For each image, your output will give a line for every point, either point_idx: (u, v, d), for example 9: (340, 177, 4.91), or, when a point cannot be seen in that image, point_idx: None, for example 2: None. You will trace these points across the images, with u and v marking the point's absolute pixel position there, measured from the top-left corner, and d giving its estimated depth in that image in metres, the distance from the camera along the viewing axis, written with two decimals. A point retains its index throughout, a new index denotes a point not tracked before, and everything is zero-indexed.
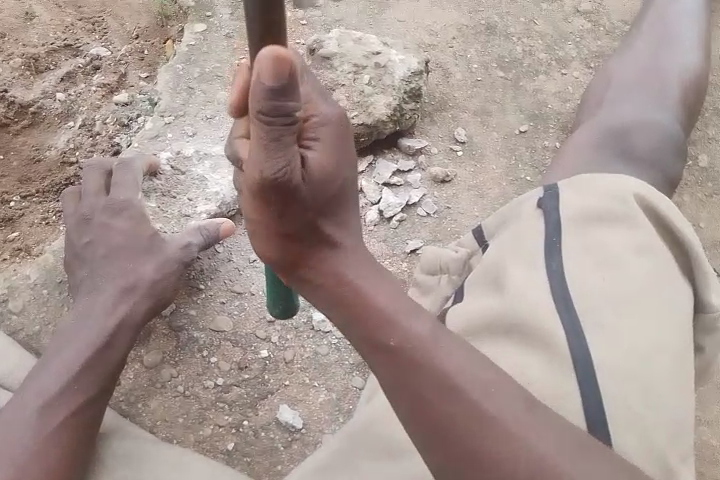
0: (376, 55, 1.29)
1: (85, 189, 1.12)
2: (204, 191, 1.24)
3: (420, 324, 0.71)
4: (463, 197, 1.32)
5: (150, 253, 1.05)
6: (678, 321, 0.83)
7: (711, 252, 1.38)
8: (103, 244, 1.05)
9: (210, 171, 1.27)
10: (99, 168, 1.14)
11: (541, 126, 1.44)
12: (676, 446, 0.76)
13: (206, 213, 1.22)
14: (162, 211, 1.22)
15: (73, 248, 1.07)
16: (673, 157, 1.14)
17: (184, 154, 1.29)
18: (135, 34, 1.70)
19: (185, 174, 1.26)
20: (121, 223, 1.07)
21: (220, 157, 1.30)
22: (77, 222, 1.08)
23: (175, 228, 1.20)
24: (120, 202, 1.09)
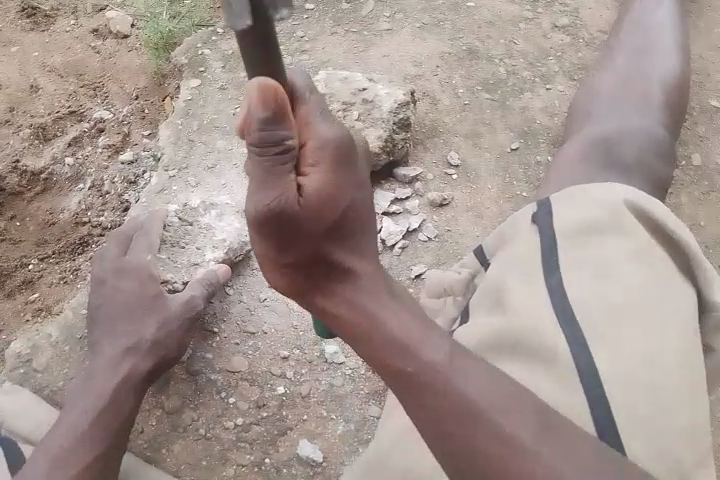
0: (362, 91, 1.34)
1: (105, 252, 1.19)
2: (211, 239, 1.22)
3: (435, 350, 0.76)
4: (463, 218, 1.35)
5: (153, 310, 1.12)
6: (683, 322, 0.83)
7: (712, 248, 1.40)
8: (110, 304, 1.13)
9: (217, 219, 1.26)
10: (118, 235, 1.20)
11: (531, 141, 1.48)
12: (694, 448, 0.77)
13: (213, 260, 1.20)
14: (169, 265, 1.20)
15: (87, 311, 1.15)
16: (660, 161, 1.17)
17: (191, 205, 1.27)
18: (135, 94, 1.78)
19: (192, 223, 1.25)
20: (130, 284, 1.14)
21: (224, 207, 1.28)
22: (94, 285, 1.16)
23: (184, 277, 1.19)
24: (132, 266, 1.15)
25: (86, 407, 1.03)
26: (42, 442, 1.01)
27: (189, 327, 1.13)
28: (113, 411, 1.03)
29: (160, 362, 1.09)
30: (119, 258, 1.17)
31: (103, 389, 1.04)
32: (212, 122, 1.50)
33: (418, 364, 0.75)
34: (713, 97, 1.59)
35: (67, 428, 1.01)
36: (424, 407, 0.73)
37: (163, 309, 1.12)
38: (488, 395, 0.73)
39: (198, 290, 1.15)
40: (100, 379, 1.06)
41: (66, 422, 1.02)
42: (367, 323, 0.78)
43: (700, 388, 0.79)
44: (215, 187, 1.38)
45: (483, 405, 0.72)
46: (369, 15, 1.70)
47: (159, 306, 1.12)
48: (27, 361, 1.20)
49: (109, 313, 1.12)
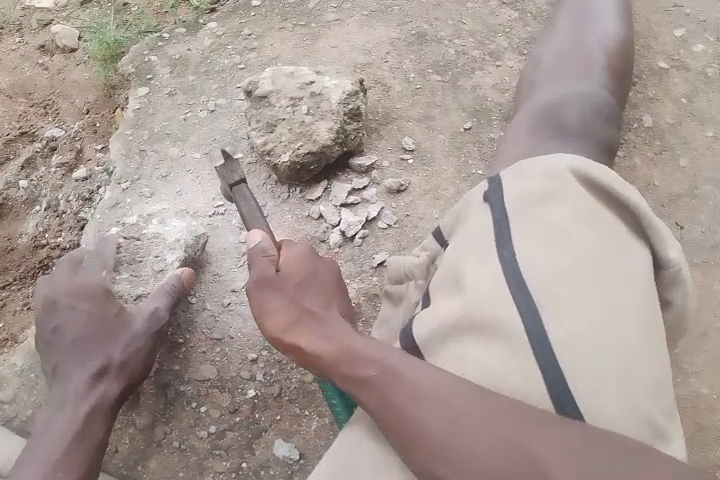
0: (310, 84, 1.33)
1: (60, 274, 1.14)
2: (165, 243, 1.25)
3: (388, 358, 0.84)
4: (422, 202, 1.35)
5: (120, 331, 1.10)
6: (635, 281, 0.84)
7: (669, 208, 1.41)
8: (69, 333, 1.10)
9: (161, 227, 1.29)
10: (70, 257, 1.16)
11: (484, 119, 1.48)
12: (655, 405, 0.77)
13: (175, 261, 1.21)
14: (136, 281, 1.22)
15: (42, 337, 1.11)
16: (606, 126, 1.18)
17: (130, 222, 1.31)
18: (85, 109, 1.74)
19: (140, 237, 1.27)
20: (88, 306, 1.11)
21: (164, 214, 1.32)
22: (47, 309, 1.12)
23: (153, 286, 1.21)
24: (88, 287, 1.12)
25: (54, 436, 1.02)
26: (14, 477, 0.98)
27: (156, 345, 1.11)
28: (82, 435, 1.02)
29: (131, 382, 1.08)
30: (76, 280, 1.13)
31: (70, 419, 1.03)
32: (163, 130, 1.48)
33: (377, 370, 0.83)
34: (661, 58, 1.61)
35: (36, 462, 0.99)
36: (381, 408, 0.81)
37: (127, 329, 1.10)
38: (433, 385, 0.79)
39: (162, 301, 1.13)
40: (68, 411, 1.04)
41: (34, 458, 1.00)
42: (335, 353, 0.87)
43: (657, 342, 0.81)
44: (169, 196, 1.36)
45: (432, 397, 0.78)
46: (315, 7, 1.68)
47: (121, 326, 1.10)
48: None
49: (69, 342, 1.09)
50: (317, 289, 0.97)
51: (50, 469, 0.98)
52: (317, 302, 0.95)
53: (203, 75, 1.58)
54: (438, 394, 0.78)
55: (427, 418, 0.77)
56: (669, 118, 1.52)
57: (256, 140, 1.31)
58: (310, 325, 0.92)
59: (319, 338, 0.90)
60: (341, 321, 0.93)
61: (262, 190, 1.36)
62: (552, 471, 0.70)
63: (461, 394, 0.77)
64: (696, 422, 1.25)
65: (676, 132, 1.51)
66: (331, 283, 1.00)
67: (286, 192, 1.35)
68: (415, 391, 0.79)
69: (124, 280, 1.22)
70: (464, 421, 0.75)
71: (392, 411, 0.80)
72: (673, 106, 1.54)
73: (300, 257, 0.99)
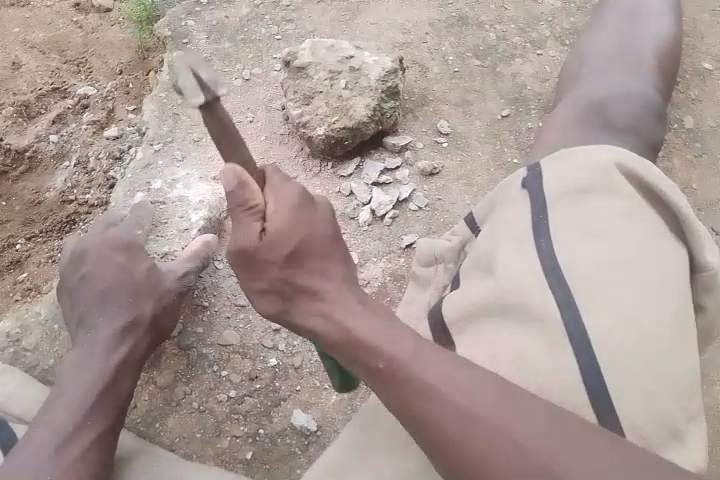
0: (349, 59, 1.32)
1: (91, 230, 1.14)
2: (189, 205, 1.28)
3: (403, 345, 0.73)
4: (454, 187, 1.34)
5: (151, 289, 1.09)
6: (673, 281, 0.83)
7: (704, 212, 1.39)
8: (97, 285, 1.08)
9: (185, 188, 1.31)
10: (102, 217, 1.17)
11: (522, 108, 1.46)
12: (682, 403, 0.77)
13: (201, 220, 1.26)
14: (162, 241, 1.24)
15: (70, 288, 1.09)
16: (651, 123, 1.16)
17: (155, 188, 1.32)
18: (119, 69, 1.74)
19: (165, 201, 1.30)
20: (121, 258, 1.10)
21: (189, 179, 1.33)
22: (75, 262, 1.11)
23: (179, 244, 1.24)
24: (123, 240, 1.13)
25: (78, 384, 1.00)
26: (36, 425, 0.96)
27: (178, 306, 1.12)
28: (113, 389, 1.01)
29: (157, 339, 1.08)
30: (108, 235, 1.13)
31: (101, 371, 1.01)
32: None
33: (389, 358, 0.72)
34: (706, 60, 1.57)
35: (62, 411, 0.97)
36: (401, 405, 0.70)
37: (160, 283, 1.10)
38: (453, 379, 0.69)
39: (191, 263, 1.14)
40: (96, 362, 1.02)
41: (59, 405, 0.98)
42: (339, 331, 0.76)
43: (690, 346, 0.79)
44: (202, 161, 1.36)
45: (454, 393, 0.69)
46: None
47: (157, 280, 1.10)
48: (15, 341, 1.19)
49: (98, 294, 1.08)
50: (315, 260, 0.78)
51: (79, 420, 0.97)
52: (315, 260, 0.78)
53: (241, 42, 1.57)
54: (451, 387, 0.69)
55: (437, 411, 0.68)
56: (710, 121, 1.49)
57: (292, 112, 1.31)
58: (308, 295, 0.78)
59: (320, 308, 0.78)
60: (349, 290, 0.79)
61: (294, 162, 1.35)
62: None
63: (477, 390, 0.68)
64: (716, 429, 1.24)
65: (717, 135, 1.48)
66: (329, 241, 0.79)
67: (318, 166, 1.34)
68: (425, 384, 0.70)
69: (152, 243, 1.24)
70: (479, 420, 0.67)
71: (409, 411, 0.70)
72: (714, 109, 1.51)
73: (283, 204, 0.77)
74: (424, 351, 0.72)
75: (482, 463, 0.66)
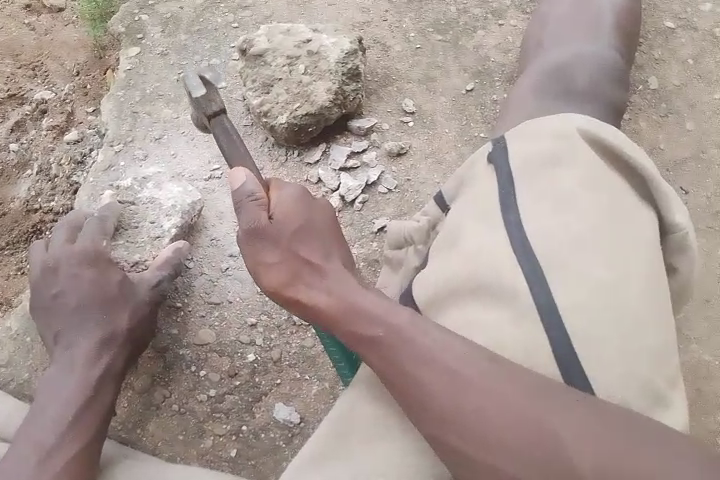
0: (307, 42, 1.29)
1: (56, 237, 1.09)
2: (163, 209, 1.19)
3: (399, 317, 0.77)
4: (422, 166, 1.33)
5: (125, 300, 1.06)
6: (643, 245, 0.82)
7: (673, 173, 1.39)
8: (63, 301, 1.05)
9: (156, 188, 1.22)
10: (67, 223, 1.11)
11: (487, 81, 1.44)
12: (660, 367, 0.76)
13: (173, 228, 1.17)
14: (132, 248, 1.16)
15: (41, 300, 1.06)
16: (614, 87, 1.15)
17: (124, 186, 1.24)
18: (76, 70, 1.69)
19: (134, 202, 1.20)
20: (89, 272, 1.06)
21: (160, 177, 1.28)
22: (42, 273, 1.07)
23: (151, 253, 1.16)
24: (89, 253, 1.07)
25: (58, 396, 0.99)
26: (19, 441, 0.96)
27: (153, 314, 1.10)
28: (91, 401, 1.00)
29: (134, 351, 1.07)
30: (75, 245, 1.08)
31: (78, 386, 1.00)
32: (155, 92, 1.43)
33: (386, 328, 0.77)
34: (668, 18, 1.56)
35: (43, 430, 0.96)
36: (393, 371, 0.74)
37: (132, 297, 1.07)
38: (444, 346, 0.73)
39: (163, 273, 1.11)
40: (75, 377, 1.00)
41: (40, 421, 0.97)
42: (338, 307, 0.81)
43: (663, 309, 0.79)
44: (165, 158, 1.33)
45: (444, 357, 0.72)
46: None
47: (127, 294, 1.07)
48: None
49: (65, 309, 1.05)
50: (317, 239, 0.87)
51: (59, 435, 0.95)
52: (318, 253, 0.86)
53: (196, 34, 1.52)
54: (449, 359, 0.72)
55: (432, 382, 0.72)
56: (675, 80, 1.49)
57: (252, 101, 1.27)
58: (312, 278, 0.84)
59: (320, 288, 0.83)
60: (346, 274, 0.85)
61: (259, 154, 1.32)
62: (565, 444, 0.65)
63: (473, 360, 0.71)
64: (695, 386, 1.26)
65: (682, 94, 1.47)
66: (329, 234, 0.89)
67: (283, 155, 1.32)
68: (426, 356, 0.73)
69: (120, 247, 1.16)
70: (473, 389, 0.70)
71: (399, 377, 0.74)
72: (678, 67, 1.50)
73: (294, 204, 0.88)
74: (419, 322, 0.76)
75: (468, 423, 0.69)
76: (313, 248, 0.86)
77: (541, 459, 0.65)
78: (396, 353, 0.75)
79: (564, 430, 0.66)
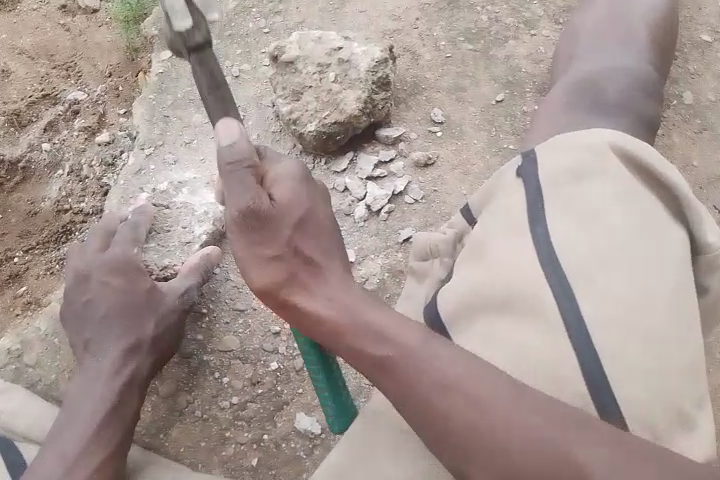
0: (337, 50, 1.28)
1: (89, 244, 1.12)
2: (194, 214, 1.23)
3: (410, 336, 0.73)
4: (449, 177, 1.32)
5: (153, 309, 1.08)
6: (673, 264, 0.80)
7: (707, 189, 1.36)
8: (92, 311, 1.07)
9: (189, 194, 1.26)
10: (101, 229, 1.13)
11: (517, 91, 1.43)
12: (688, 392, 0.74)
13: (205, 234, 1.20)
14: (164, 253, 1.18)
15: (72, 306, 1.08)
16: (650, 103, 1.12)
17: (161, 190, 1.27)
18: (108, 72, 1.72)
19: (168, 206, 1.24)
20: (120, 282, 1.08)
21: (194, 182, 1.29)
22: (74, 282, 1.09)
23: (180, 258, 1.18)
24: (119, 263, 1.09)
25: (83, 404, 1.01)
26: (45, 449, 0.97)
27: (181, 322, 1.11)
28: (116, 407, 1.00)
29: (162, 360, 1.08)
30: (106, 252, 1.11)
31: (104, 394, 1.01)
32: (186, 97, 1.44)
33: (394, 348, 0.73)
34: (705, 30, 1.52)
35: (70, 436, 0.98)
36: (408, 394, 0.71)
37: (156, 310, 1.08)
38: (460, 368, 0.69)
39: (191, 282, 1.12)
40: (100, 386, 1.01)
41: (65, 427, 0.99)
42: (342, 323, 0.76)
43: (693, 331, 0.77)
44: (194, 164, 1.33)
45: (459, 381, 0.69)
46: None
47: (151, 307, 1.08)
48: (17, 357, 1.19)
49: (94, 317, 1.07)
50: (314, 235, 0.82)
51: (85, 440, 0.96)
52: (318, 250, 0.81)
53: (228, 38, 1.52)
54: (458, 380, 0.69)
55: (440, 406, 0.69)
56: (710, 94, 1.45)
57: (281, 108, 1.27)
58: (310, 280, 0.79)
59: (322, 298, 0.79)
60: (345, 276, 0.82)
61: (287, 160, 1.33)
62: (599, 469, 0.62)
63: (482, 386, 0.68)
64: None
65: (718, 108, 1.44)
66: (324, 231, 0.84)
67: (310, 162, 1.32)
68: (441, 384, 0.69)
69: (153, 250, 1.18)
70: (483, 417, 0.66)
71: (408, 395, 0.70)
72: (715, 81, 1.47)
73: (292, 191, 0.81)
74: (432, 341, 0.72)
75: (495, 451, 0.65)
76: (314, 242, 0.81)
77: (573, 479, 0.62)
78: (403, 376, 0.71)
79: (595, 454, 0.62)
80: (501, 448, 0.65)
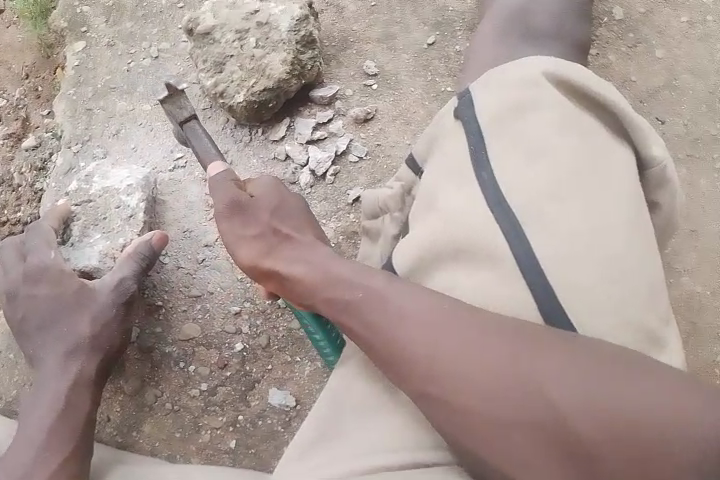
0: (255, 13, 1.22)
1: (7, 264, 1.08)
2: (117, 191, 1.14)
3: (374, 282, 0.77)
4: (391, 129, 1.29)
5: (82, 309, 1.03)
6: (623, 185, 0.80)
7: (648, 104, 1.36)
8: (34, 319, 1.04)
9: (107, 179, 1.16)
10: (14, 243, 1.09)
11: (448, 32, 1.39)
12: (651, 309, 0.74)
13: (141, 200, 1.13)
14: (113, 236, 1.10)
15: (12, 327, 1.06)
16: (578, 23, 1.10)
17: (74, 189, 1.16)
18: (24, 72, 1.61)
19: (90, 198, 1.14)
20: (45, 289, 1.04)
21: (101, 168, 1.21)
22: (7, 302, 1.06)
23: (133, 232, 1.11)
24: (37, 269, 1.05)
25: (43, 415, 0.98)
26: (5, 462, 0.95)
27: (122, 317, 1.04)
28: (66, 412, 0.98)
29: (106, 357, 1.03)
30: (24, 264, 1.07)
31: (49, 406, 0.98)
32: (107, 85, 1.37)
33: (362, 296, 0.77)
34: None
35: (28, 448, 0.95)
36: (377, 342, 0.74)
37: (91, 303, 1.03)
38: (423, 310, 0.73)
39: (127, 269, 1.04)
40: (46, 395, 0.99)
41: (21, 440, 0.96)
42: (318, 277, 0.82)
43: (650, 248, 0.77)
44: (123, 155, 1.28)
45: (427, 321, 0.72)
46: None
47: (86, 301, 1.04)
48: None
49: (44, 323, 1.03)
50: (291, 219, 0.92)
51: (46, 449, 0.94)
52: (292, 229, 0.90)
53: (142, 18, 1.43)
54: (424, 320, 0.72)
55: (414, 348, 0.71)
56: (641, 8, 1.43)
57: (205, 83, 1.22)
58: (288, 250, 0.88)
59: (298, 262, 0.85)
60: (318, 244, 0.88)
61: (223, 136, 1.27)
62: (558, 400, 0.63)
63: (451, 317, 0.71)
64: (688, 319, 1.26)
65: (650, 21, 1.42)
66: (301, 218, 0.93)
67: (247, 135, 1.27)
68: (401, 322, 0.73)
69: (87, 248, 1.10)
70: (450, 355, 0.69)
71: (380, 343, 0.74)
72: None
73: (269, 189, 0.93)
74: (394, 288, 0.76)
75: (466, 389, 0.68)
76: (292, 225, 0.91)
77: (536, 410, 0.64)
78: (378, 323, 0.75)
79: (556, 379, 0.64)
80: (473, 390, 0.67)
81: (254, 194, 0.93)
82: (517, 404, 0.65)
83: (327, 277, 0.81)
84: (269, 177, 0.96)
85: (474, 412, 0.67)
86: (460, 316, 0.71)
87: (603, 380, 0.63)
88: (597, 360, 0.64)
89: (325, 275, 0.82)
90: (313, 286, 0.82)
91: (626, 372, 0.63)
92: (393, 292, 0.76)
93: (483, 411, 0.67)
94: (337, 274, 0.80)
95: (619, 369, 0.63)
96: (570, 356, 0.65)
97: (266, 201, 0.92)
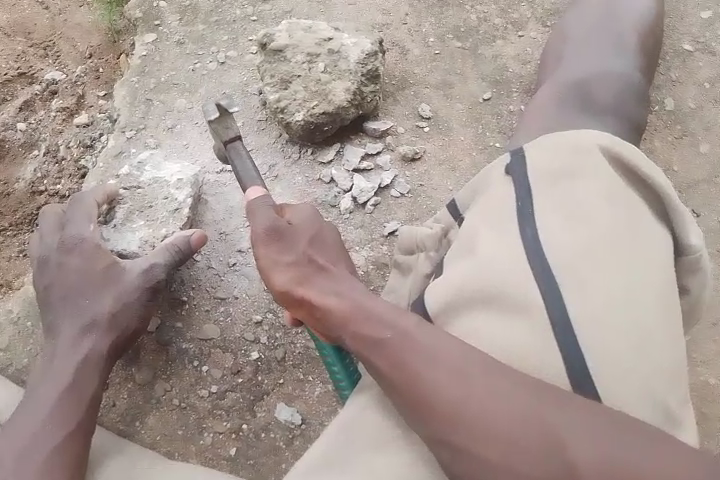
0: (328, 41, 1.27)
1: (45, 230, 1.10)
2: (167, 184, 1.16)
3: (406, 321, 0.79)
4: (436, 172, 1.32)
5: (108, 286, 1.05)
6: (659, 264, 0.82)
7: (686, 194, 1.39)
8: (61, 289, 1.05)
9: (155, 170, 1.19)
10: (55, 214, 1.11)
11: (504, 91, 1.44)
12: (670, 388, 0.76)
13: (189, 197, 1.15)
14: (155, 225, 1.13)
15: (37, 293, 1.07)
16: (636, 105, 1.14)
17: (125, 174, 1.19)
18: (88, 53, 1.66)
19: (140, 186, 1.17)
20: (77, 261, 1.06)
21: (153, 159, 1.24)
22: (38, 268, 1.08)
23: (176, 224, 1.13)
24: (73, 240, 1.06)
25: (53, 387, 0.99)
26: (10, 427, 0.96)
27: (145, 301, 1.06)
28: (74, 388, 0.99)
29: (120, 338, 1.04)
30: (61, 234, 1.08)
31: (58, 379, 0.99)
32: (170, 81, 1.41)
33: (393, 333, 0.79)
34: (688, 40, 1.55)
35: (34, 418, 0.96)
36: (404, 378, 0.76)
37: (120, 281, 1.05)
38: (454, 353, 0.75)
39: (162, 257, 1.06)
40: (58, 367, 1.00)
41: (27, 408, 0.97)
42: (348, 308, 0.83)
43: (676, 329, 0.79)
44: (174, 149, 1.31)
45: (456, 366, 0.74)
46: None
47: (113, 281, 1.05)
48: None
49: (69, 295, 1.05)
50: (327, 251, 0.93)
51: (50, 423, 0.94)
52: (329, 261, 0.91)
53: (214, 24, 1.49)
54: (453, 364, 0.74)
55: (441, 390, 0.74)
56: (691, 102, 1.49)
57: (269, 96, 1.26)
58: (323, 281, 0.88)
59: (331, 293, 0.86)
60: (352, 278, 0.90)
61: (273, 149, 1.31)
62: (578, 460, 0.67)
63: (480, 366, 0.74)
64: (699, 409, 1.26)
65: (699, 116, 1.47)
66: (335, 247, 0.95)
67: (296, 152, 1.30)
68: (430, 363, 0.75)
69: (129, 233, 1.12)
70: (476, 401, 0.72)
71: (407, 380, 0.76)
72: (696, 89, 1.50)
73: (308, 219, 0.93)
74: (425, 330, 0.78)
75: (488, 436, 0.71)
76: (328, 257, 0.92)
77: (555, 466, 0.67)
78: (407, 360, 0.77)
79: (578, 442, 0.68)
80: (495, 438, 0.70)
81: (292, 220, 0.93)
82: (538, 458, 0.68)
83: (359, 309, 0.83)
84: (307, 204, 0.97)
85: (493, 459, 0.70)
86: (490, 366, 0.73)
87: (624, 451, 0.66)
88: (619, 429, 0.68)
89: (358, 307, 0.83)
90: (345, 319, 0.83)
91: (645, 446, 0.67)
92: (424, 332, 0.78)
93: (503, 460, 0.70)
94: (370, 309, 0.82)
95: (637, 441, 0.67)
96: (593, 421, 0.68)
97: (305, 230, 0.93)
